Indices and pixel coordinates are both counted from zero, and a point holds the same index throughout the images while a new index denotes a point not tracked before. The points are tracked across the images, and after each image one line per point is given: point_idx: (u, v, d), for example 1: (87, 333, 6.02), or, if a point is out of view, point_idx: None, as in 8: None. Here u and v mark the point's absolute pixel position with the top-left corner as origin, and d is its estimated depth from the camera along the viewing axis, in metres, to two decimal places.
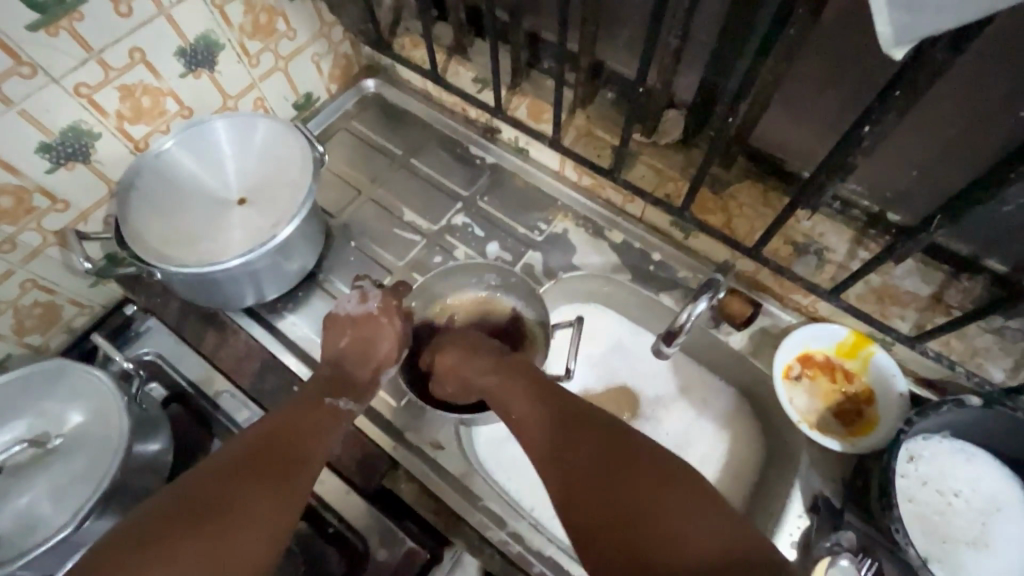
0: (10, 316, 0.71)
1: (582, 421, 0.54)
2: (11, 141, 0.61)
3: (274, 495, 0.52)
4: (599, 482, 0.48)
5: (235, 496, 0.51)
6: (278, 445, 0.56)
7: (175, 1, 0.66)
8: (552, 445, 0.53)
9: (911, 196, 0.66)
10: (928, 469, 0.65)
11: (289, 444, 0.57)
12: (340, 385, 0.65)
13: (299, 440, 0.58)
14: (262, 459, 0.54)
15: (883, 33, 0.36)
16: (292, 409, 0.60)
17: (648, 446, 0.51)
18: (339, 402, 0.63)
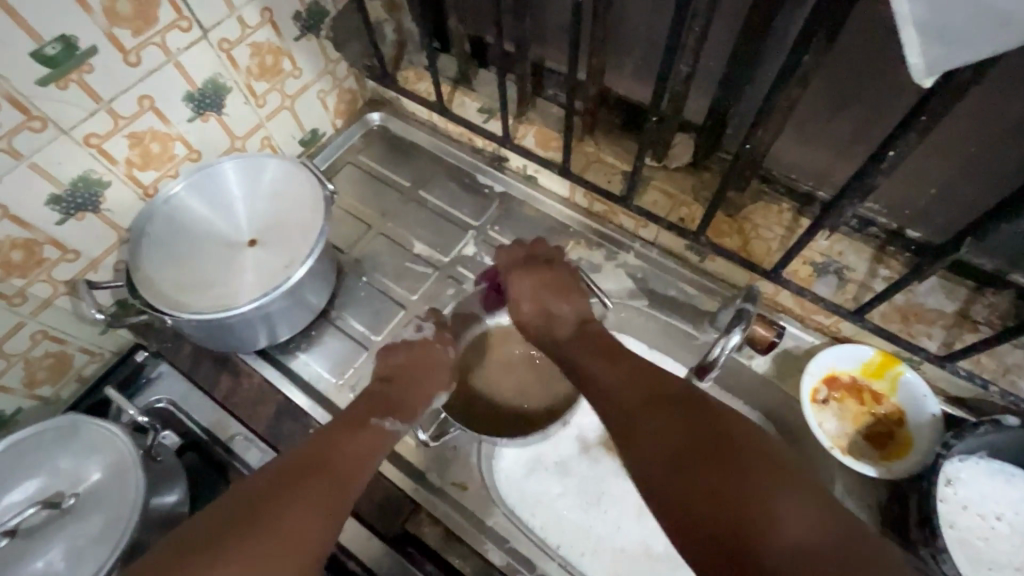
0: (20, 369, 0.70)
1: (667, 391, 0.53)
2: (21, 195, 0.60)
3: (317, 505, 0.49)
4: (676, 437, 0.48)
5: (286, 499, 0.48)
6: (329, 452, 0.55)
7: (183, 48, 0.66)
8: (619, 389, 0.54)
9: (931, 213, 0.65)
10: (968, 493, 0.64)
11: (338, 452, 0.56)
12: (386, 404, 0.64)
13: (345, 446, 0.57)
14: (310, 464, 0.53)
15: (914, 63, 0.36)
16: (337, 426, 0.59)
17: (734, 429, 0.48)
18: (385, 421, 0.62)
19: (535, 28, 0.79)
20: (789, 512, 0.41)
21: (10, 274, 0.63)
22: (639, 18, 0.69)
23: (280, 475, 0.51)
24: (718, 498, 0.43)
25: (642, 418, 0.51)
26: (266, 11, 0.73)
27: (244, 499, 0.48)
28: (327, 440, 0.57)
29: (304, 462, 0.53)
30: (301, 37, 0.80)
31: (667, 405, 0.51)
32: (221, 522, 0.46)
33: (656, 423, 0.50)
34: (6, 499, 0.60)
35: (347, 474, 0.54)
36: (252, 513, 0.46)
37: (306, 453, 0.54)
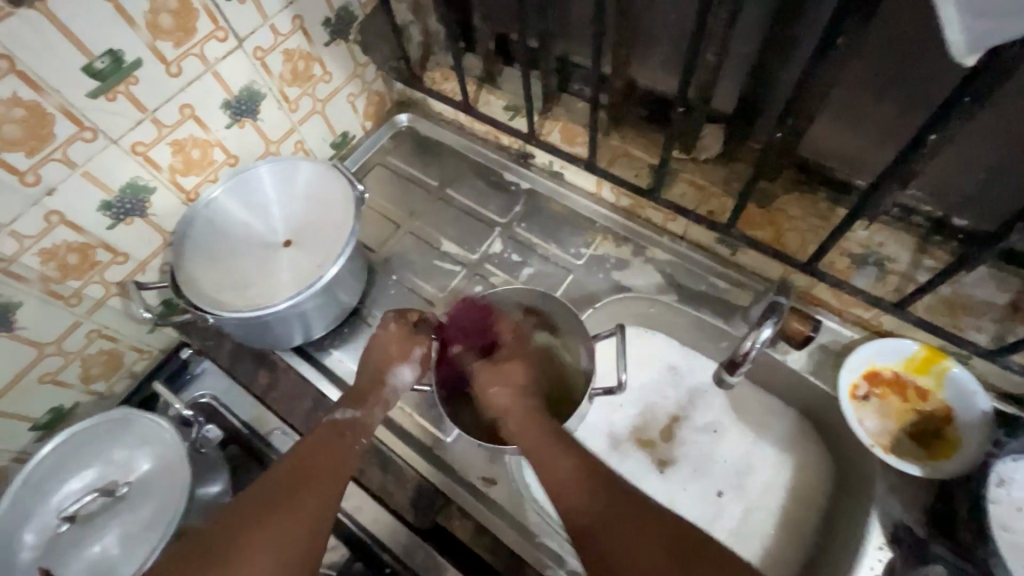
0: (77, 365, 0.74)
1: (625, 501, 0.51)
2: (75, 202, 0.64)
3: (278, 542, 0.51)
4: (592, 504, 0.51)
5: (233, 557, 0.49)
6: (287, 493, 0.54)
7: (220, 57, 0.69)
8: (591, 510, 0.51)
9: (979, 199, 0.62)
10: (1022, 494, 0.59)
11: (298, 490, 0.55)
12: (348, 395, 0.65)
13: (300, 495, 0.54)
14: (258, 511, 0.53)
15: (954, 39, 0.34)
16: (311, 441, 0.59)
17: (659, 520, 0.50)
18: (337, 414, 0.62)
19: (560, 24, 0.79)
20: None
21: (67, 276, 0.67)
22: (664, 9, 0.68)
23: (247, 510, 0.53)
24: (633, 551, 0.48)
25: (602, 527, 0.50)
26: (297, 18, 0.75)
27: (219, 532, 0.51)
28: (285, 476, 0.56)
29: (254, 510, 0.53)
30: (331, 42, 0.82)
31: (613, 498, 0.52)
32: (204, 546, 0.50)
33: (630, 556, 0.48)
34: (65, 488, 0.65)
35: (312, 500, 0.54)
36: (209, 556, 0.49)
37: (259, 499, 0.54)
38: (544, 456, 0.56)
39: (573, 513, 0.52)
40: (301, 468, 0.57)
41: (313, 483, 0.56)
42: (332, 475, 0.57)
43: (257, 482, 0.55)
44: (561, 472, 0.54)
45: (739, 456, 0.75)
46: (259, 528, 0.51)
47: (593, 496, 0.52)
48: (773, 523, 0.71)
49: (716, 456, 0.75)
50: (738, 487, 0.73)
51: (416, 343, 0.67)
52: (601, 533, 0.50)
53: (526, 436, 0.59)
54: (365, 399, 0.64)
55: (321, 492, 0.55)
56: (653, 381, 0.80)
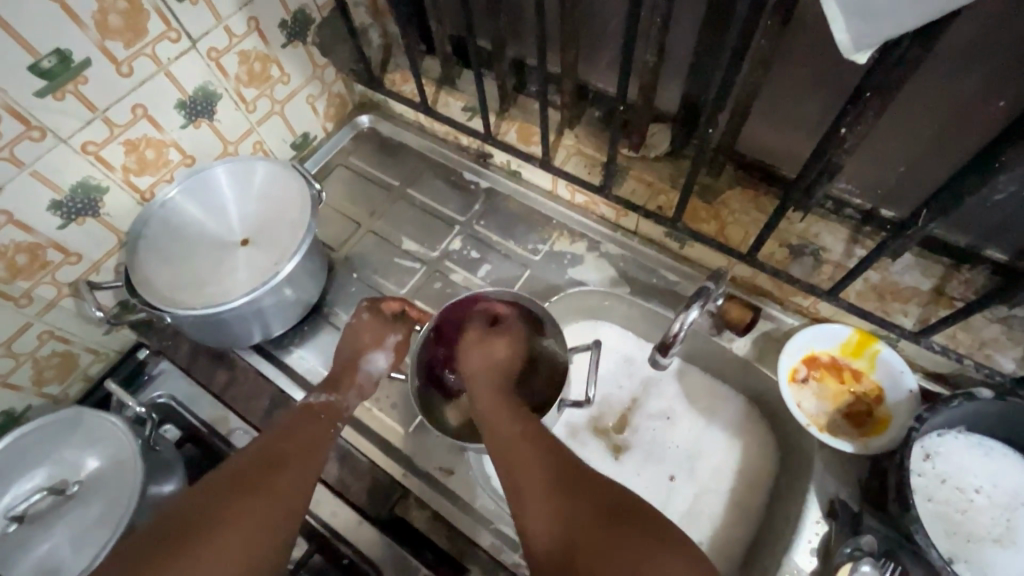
0: (29, 367, 0.74)
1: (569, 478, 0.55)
2: (24, 202, 0.64)
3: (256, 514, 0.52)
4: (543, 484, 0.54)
5: (217, 522, 0.50)
6: (262, 471, 0.55)
7: (173, 57, 0.70)
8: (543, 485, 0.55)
9: (900, 191, 0.66)
10: (945, 466, 0.64)
11: (281, 463, 0.57)
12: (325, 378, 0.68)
13: (280, 469, 0.56)
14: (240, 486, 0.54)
15: (840, 39, 0.38)
16: (286, 422, 0.61)
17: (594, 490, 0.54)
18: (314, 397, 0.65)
19: (513, 26, 0.81)
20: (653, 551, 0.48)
21: (16, 276, 0.67)
22: (608, 12, 0.71)
23: (226, 485, 0.54)
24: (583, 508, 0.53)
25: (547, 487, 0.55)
26: (252, 20, 0.76)
27: (196, 507, 0.52)
28: (261, 453, 0.57)
29: (232, 484, 0.54)
30: (287, 44, 0.83)
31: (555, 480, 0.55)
32: (179, 521, 0.51)
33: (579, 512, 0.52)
34: (15, 488, 0.64)
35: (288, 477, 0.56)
36: (181, 531, 0.50)
37: (240, 472, 0.55)
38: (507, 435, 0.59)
39: (535, 515, 0.52)
40: (280, 445, 0.58)
41: (292, 459, 0.57)
42: (312, 451, 0.59)
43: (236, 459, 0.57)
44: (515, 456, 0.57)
45: (690, 442, 0.77)
46: (234, 503, 0.52)
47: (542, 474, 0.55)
48: (721, 503, 0.74)
49: (669, 443, 0.78)
50: (688, 470, 0.76)
51: (393, 329, 0.71)
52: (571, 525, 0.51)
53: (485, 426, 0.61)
54: (339, 387, 0.67)
55: (302, 469, 0.57)
56: (608, 372, 0.83)
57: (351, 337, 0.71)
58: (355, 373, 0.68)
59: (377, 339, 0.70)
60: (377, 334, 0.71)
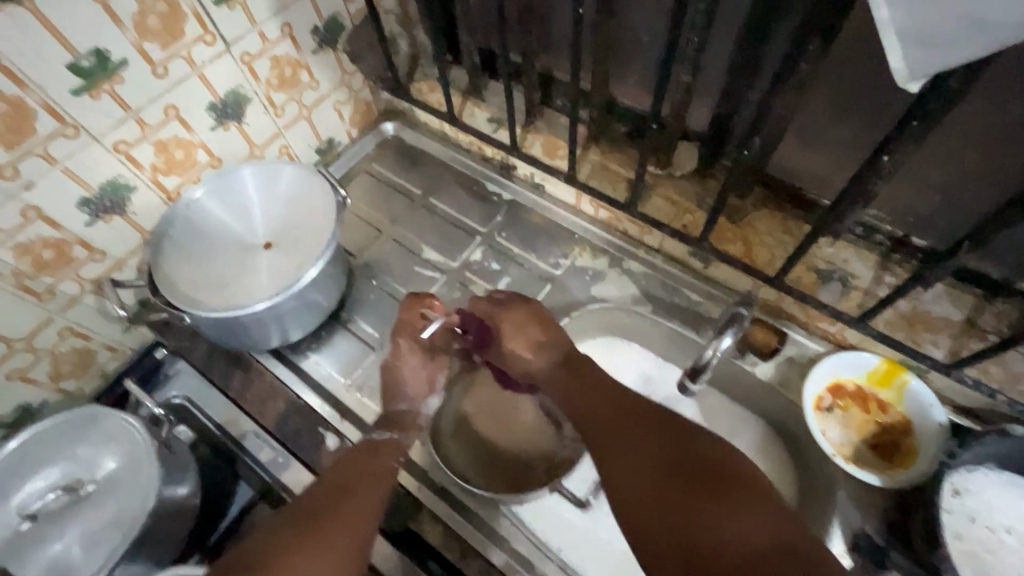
0: (47, 363, 0.74)
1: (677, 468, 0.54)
2: (53, 198, 0.64)
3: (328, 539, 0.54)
4: (654, 492, 0.53)
5: (290, 546, 0.53)
6: (327, 501, 0.58)
7: (207, 60, 0.70)
8: (618, 460, 0.57)
9: (936, 219, 0.65)
10: (975, 504, 0.62)
11: (344, 496, 0.58)
12: (388, 420, 0.69)
13: (344, 500, 0.58)
14: (301, 524, 0.55)
15: (897, 68, 0.38)
16: (345, 456, 0.63)
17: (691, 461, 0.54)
18: (374, 435, 0.67)
19: (543, 40, 0.81)
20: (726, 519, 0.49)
21: (40, 271, 0.67)
22: (642, 30, 0.71)
23: (296, 512, 0.57)
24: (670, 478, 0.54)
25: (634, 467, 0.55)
26: (286, 25, 0.76)
27: (268, 537, 0.54)
28: (327, 486, 0.59)
29: (300, 512, 0.57)
30: (318, 50, 0.83)
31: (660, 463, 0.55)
32: (250, 554, 0.53)
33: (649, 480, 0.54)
34: (28, 485, 0.64)
35: (353, 503, 0.58)
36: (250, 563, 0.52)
37: (304, 509, 0.57)
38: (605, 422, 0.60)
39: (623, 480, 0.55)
40: (341, 480, 0.60)
41: (356, 488, 0.59)
42: (370, 485, 0.60)
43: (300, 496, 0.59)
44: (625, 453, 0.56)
45: None
46: (300, 533, 0.54)
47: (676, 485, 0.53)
48: None
49: None
50: None
51: (440, 370, 0.73)
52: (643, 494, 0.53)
53: (585, 418, 0.61)
54: (404, 427, 0.69)
55: (365, 493, 0.59)
56: None
57: (401, 375, 0.71)
58: (416, 412, 0.70)
59: (429, 382, 0.71)
60: (428, 374, 0.71)
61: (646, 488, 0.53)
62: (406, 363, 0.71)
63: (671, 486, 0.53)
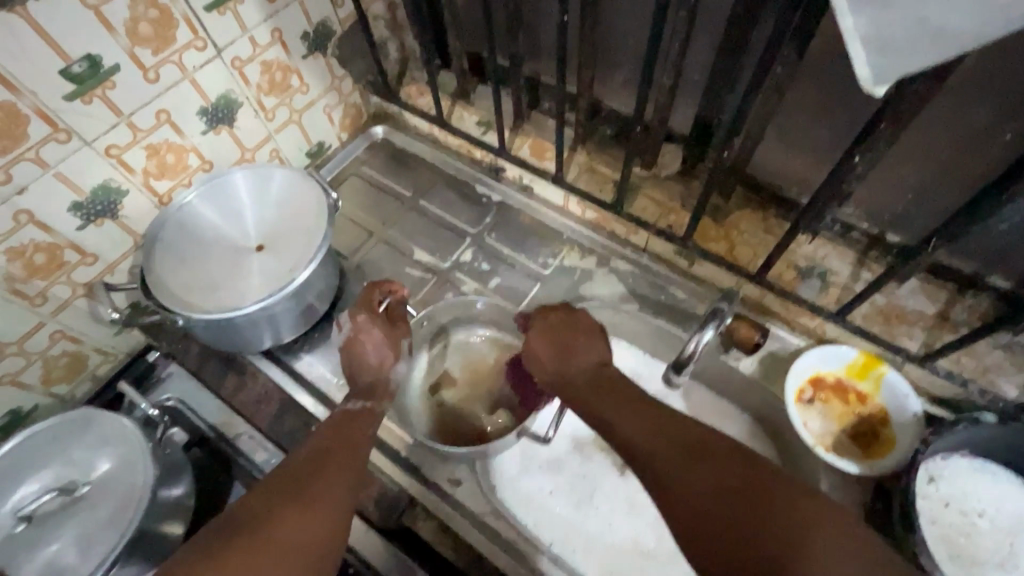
0: (39, 367, 0.74)
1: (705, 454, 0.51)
2: (46, 202, 0.65)
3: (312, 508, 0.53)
4: (710, 520, 0.47)
5: (270, 516, 0.51)
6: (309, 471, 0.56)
7: (199, 65, 0.71)
8: (665, 477, 0.51)
9: (908, 217, 0.68)
10: (949, 489, 0.65)
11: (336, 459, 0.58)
12: (357, 390, 0.68)
13: (326, 468, 0.57)
14: (286, 487, 0.54)
15: (863, 72, 0.39)
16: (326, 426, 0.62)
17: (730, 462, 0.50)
18: (349, 404, 0.65)
19: (530, 45, 0.83)
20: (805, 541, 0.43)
21: (33, 275, 0.68)
22: (626, 36, 0.73)
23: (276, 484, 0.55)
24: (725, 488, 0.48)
25: (678, 474, 0.51)
26: (276, 31, 0.78)
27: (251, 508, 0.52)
28: (307, 456, 0.58)
29: (281, 484, 0.55)
30: (309, 55, 0.84)
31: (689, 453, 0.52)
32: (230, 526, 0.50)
33: (704, 496, 0.48)
34: (22, 488, 0.64)
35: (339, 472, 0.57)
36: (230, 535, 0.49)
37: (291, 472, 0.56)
38: (651, 438, 0.55)
39: (677, 500, 0.50)
40: (319, 448, 0.59)
41: (336, 455, 0.58)
42: (351, 450, 0.60)
43: (278, 468, 0.57)
44: (678, 474, 0.51)
45: None
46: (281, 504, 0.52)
47: (742, 510, 0.46)
48: None
49: None
50: None
51: (401, 334, 0.72)
52: (696, 509, 0.48)
53: (622, 429, 0.57)
54: (374, 394, 0.68)
55: (347, 463, 0.58)
56: None
57: (364, 346, 0.70)
58: (385, 380, 0.69)
59: (394, 347, 0.71)
60: (391, 341, 0.71)
61: (696, 517, 0.48)
62: (370, 331, 0.71)
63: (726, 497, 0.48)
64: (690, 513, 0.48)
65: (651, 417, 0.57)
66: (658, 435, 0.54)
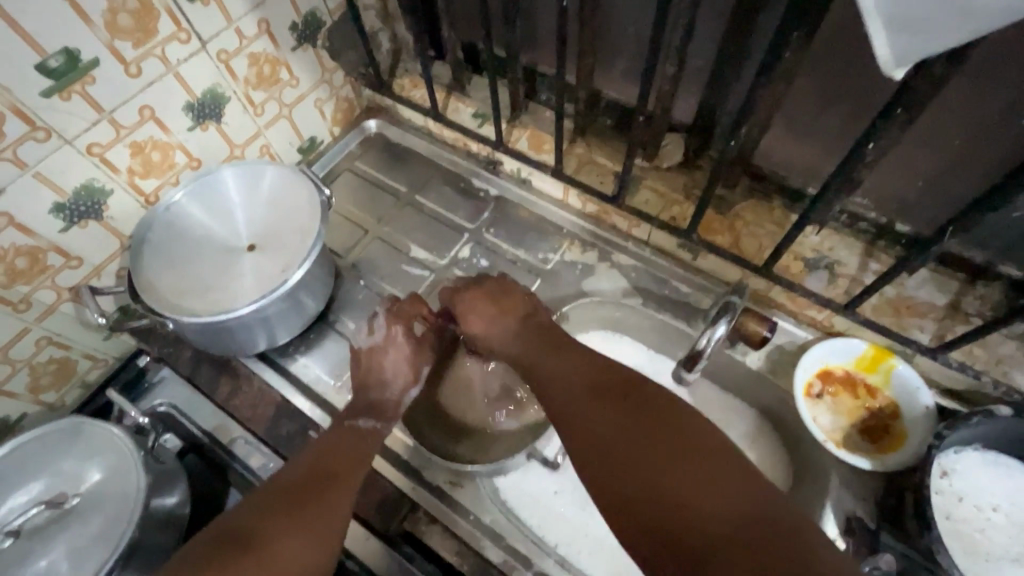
0: (26, 374, 0.72)
1: (613, 395, 0.55)
2: (27, 204, 0.62)
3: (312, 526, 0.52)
4: (614, 458, 0.50)
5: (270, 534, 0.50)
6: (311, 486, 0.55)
7: (182, 58, 0.68)
8: (574, 413, 0.55)
9: (919, 206, 0.66)
10: (963, 484, 0.63)
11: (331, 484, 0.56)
12: (364, 406, 0.66)
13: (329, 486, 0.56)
14: (287, 503, 0.53)
15: (882, 55, 0.38)
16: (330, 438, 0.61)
17: (641, 400, 0.54)
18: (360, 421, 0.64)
19: (527, 35, 0.81)
20: (702, 481, 0.46)
21: (15, 280, 0.65)
22: (627, 22, 0.71)
23: (276, 497, 0.54)
24: (634, 429, 0.51)
25: (592, 414, 0.54)
26: (263, 22, 0.75)
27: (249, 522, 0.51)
28: (309, 471, 0.57)
29: (281, 498, 0.54)
30: (298, 47, 0.81)
31: (610, 396, 0.54)
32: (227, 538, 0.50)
33: (610, 435, 0.51)
34: (10, 500, 0.62)
35: (341, 489, 0.56)
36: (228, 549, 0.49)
37: (288, 491, 0.55)
38: (564, 386, 0.58)
39: (582, 438, 0.53)
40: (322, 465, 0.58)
41: (340, 474, 0.58)
42: (353, 473, 0.59)
43: (277, 479, 0.56)
44: (594, 422, 0.53)
45: None
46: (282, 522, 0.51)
47: (648, 453, 0.49)
48: None
49: None
50: None
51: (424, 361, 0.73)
52: (597, 445, 0.51)
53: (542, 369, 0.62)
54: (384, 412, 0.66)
55: (349, 481, 0.57)
56: None
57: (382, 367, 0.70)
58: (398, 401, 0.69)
59: (415, 367, 0.71)
60: (412, 363, 0.71)
61: (605, 453, 0.51)
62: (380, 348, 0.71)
63: (626, 435, 0.51)
64: (598, 451, 0.51)
65: (569, 361, 0.61)
66: (576, 378, 0.58)
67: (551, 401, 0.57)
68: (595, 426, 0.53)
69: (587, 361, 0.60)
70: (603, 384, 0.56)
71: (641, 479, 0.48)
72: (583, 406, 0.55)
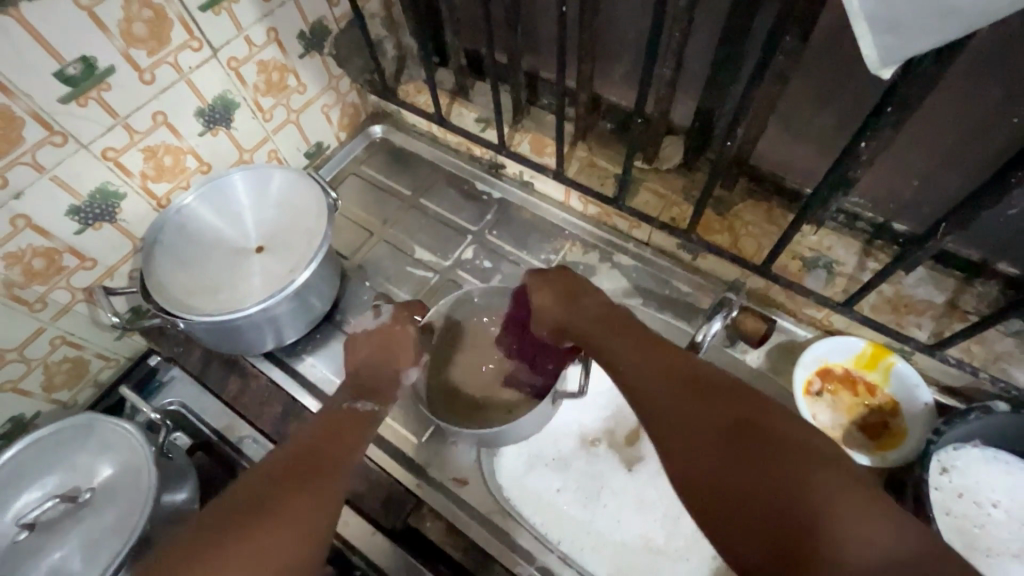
0: (40, 373, 0.73)
1: (708, 394, 0.50)
2: (44, 207, 0.64)
3: (314, 498, 0.52)
4: (715, 464, 0.45)
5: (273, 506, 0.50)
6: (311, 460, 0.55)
7: (194, 66, 0.70)
8: (665, 411, 0.50)
9: (915, 204, 0.67)
10: (962, 480, 0.64)
11: (306, 475, 0.53)
12: (363, 388, 0.67)
13: (327, 458, 0.56)
14: (287, 476, 0.53)
15: (868, 55, 0.39)
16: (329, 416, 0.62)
17: (740, 401, 0.49)
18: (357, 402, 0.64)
19: (529, 40, 0.83)
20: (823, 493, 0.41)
21: (32, 281, 0.67)
22: (625, 27, 0.73)
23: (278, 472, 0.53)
24: (735, 432, 0.46)
25: (683, 413, 0.49)
26: (272, 30, 0.77)
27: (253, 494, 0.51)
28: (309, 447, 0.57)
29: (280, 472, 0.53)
30: (305, 54, 0.84)
31: (701, 396, 0.50)
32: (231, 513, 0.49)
33: (706, 437, 0.47)
34: (24, 495, 0.64)
35: (342, 465, 0.56)
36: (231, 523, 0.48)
37: (288, 465, 0.54)
38: (655, 379, 0.53)
39: (673, 439, 0.49)
40: (322, 441, 0.58)
41: (339, 449, 0.57)
42: (351, 447, 0.58)
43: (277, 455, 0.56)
44: (681, 419, 0.49)
45: None
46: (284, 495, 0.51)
47: (750, 461, 0.44)
48: None
49: None
50: None
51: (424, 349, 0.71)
52: (691, 449, 0.47)
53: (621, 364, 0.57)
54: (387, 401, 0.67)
55: (347, 456, 0.57)
56: None
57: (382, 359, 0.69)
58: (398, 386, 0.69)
59: (416, 353, 0.70)
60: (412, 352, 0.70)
61: (697, 453, 0.47)
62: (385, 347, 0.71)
63: (725, 442, 0.46)
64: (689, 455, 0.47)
65: (656, 355, 0.56)
66: (662, 374, 0.53)
67: (641, 396, 0.53)
68: (683, 424, 0.49)
69: (674, 355, 0.55)
70: (697, 382, 0.51)
71: (725, 465, 0.45)
72: (673, 405, 0.50)
